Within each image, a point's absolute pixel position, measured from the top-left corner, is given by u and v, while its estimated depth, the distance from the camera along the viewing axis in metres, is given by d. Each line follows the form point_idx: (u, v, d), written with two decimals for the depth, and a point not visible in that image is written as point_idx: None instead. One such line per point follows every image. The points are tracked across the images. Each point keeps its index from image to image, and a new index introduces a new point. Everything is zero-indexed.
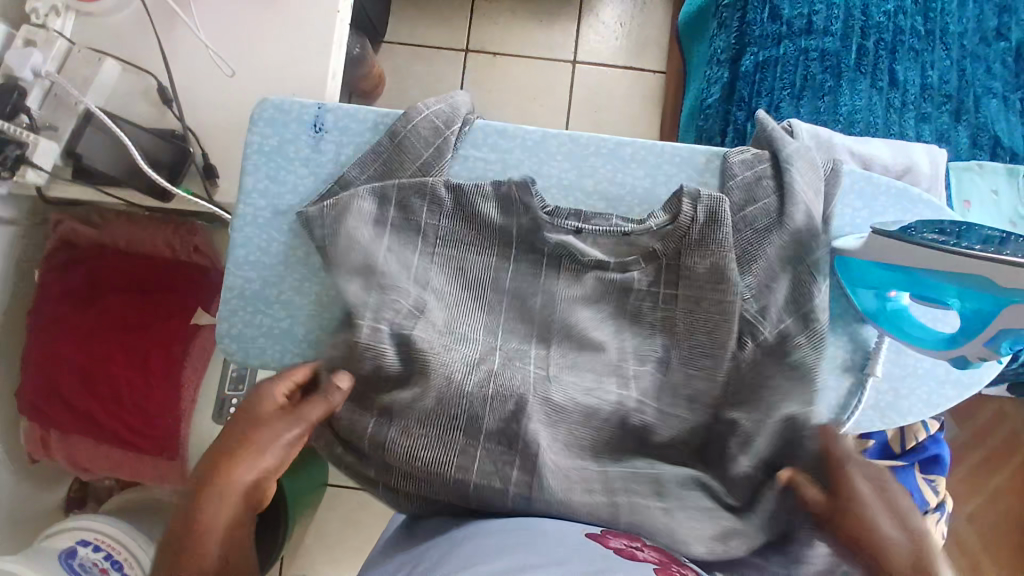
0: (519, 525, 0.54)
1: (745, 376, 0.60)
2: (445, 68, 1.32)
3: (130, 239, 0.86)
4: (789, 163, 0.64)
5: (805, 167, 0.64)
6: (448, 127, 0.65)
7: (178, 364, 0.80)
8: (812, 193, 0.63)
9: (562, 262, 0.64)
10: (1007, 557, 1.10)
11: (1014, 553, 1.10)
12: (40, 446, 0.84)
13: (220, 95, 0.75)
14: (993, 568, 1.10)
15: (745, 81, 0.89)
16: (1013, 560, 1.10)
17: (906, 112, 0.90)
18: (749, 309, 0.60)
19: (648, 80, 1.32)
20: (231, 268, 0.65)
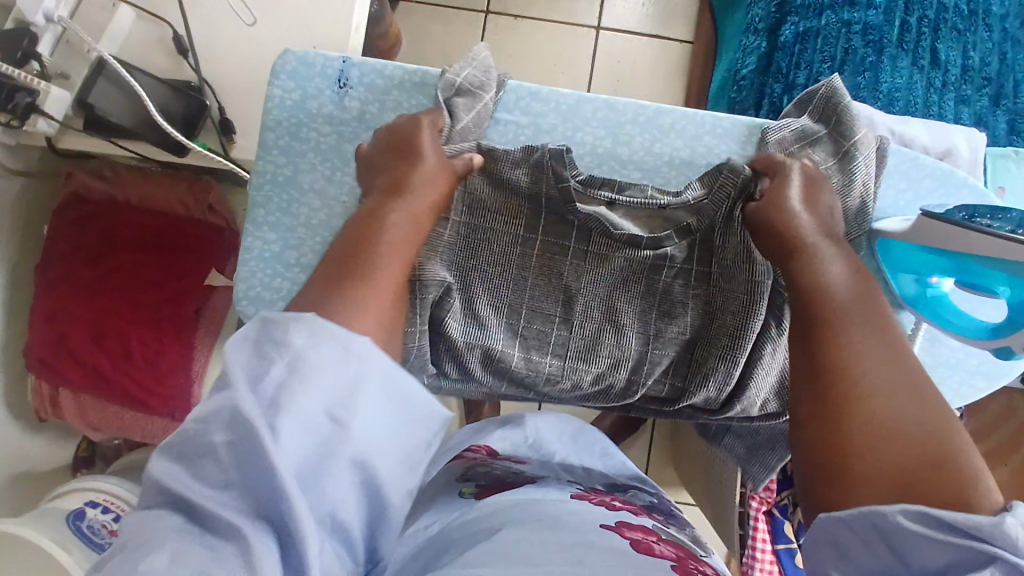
0: (541, 534, 0.53)
1: (769, 369, 0.59)
2: (463, 30, 1.27)
3: (141, 195, 0.83)
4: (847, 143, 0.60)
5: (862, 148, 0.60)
6: (483, 92, 0.63)
7: (190, 322, 0.80)
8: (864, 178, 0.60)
9: (591, 236, 0.62)
10: None
11: None
12: (49, 404, 0.81)
13: (240, 48, 0.72)
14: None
15: (784, 52, 0.86)
16: None
17: (946, 94, 0.87)
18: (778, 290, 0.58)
19: (672, 50, 1.27)
20: (250, 228, 0.63)
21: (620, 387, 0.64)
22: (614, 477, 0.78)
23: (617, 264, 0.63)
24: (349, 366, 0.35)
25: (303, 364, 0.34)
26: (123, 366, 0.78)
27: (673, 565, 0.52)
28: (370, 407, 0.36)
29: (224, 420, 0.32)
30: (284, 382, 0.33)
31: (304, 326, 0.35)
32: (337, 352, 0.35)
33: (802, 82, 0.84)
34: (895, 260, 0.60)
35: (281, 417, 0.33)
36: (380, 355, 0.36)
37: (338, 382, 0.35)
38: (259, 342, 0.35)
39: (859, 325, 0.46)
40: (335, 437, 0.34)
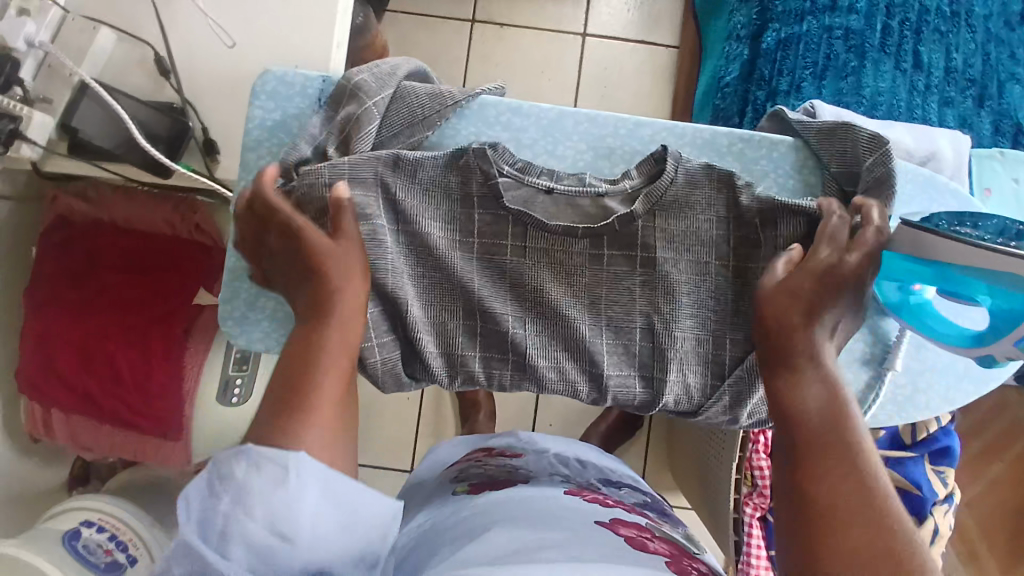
0: (530, 535, 0.53)
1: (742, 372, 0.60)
2: (449, 41, 1.27)
3: (129, 216, 0.84)
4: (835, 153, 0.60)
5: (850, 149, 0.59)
6: (372, 97, 0.60)
7: (178, 345, 0.78)
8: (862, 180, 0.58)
9: (526, 229, 0.61)
10: (1003, 543, 1.13)
11: (1010, 540, 1.12)
12: (41, 426, 0.83)
13: (220, 67, 0.72)
14: (988, 552, 1.12)
15: (766, 59, 0.86)
16: (1008, 547, 1.12)
17: (929, 96, 0.87)
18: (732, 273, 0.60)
19: (659, 55, 1.27)
20: (233, 249, 0.63)
21: (589, 384, 0.62)
22: (608, 474, 0.78)
23: (557, 257, 0.62)
24: (288, 483, 0.38)
25: (243, 492, 0.37)
26: (112, 389, 0.78)
27: (667, 561, 0.53)
28: (312, 518, 0.38)
29: (182, 554, 0.37)
30: (229, 513, 0.37)
31: (244, 456, 0.38)
32: (278, 472, 0.38)
33: (786, 88, 0.84)
34: (881, 270, 0.59)
35: (230, 546, 0.37)
36: (319, 466, 0.39)
37: (277, 504, 0.38)
38: (210, 479, 0.39)
39: (827, 460, 0.45)
40: (283, 550, 0.38)
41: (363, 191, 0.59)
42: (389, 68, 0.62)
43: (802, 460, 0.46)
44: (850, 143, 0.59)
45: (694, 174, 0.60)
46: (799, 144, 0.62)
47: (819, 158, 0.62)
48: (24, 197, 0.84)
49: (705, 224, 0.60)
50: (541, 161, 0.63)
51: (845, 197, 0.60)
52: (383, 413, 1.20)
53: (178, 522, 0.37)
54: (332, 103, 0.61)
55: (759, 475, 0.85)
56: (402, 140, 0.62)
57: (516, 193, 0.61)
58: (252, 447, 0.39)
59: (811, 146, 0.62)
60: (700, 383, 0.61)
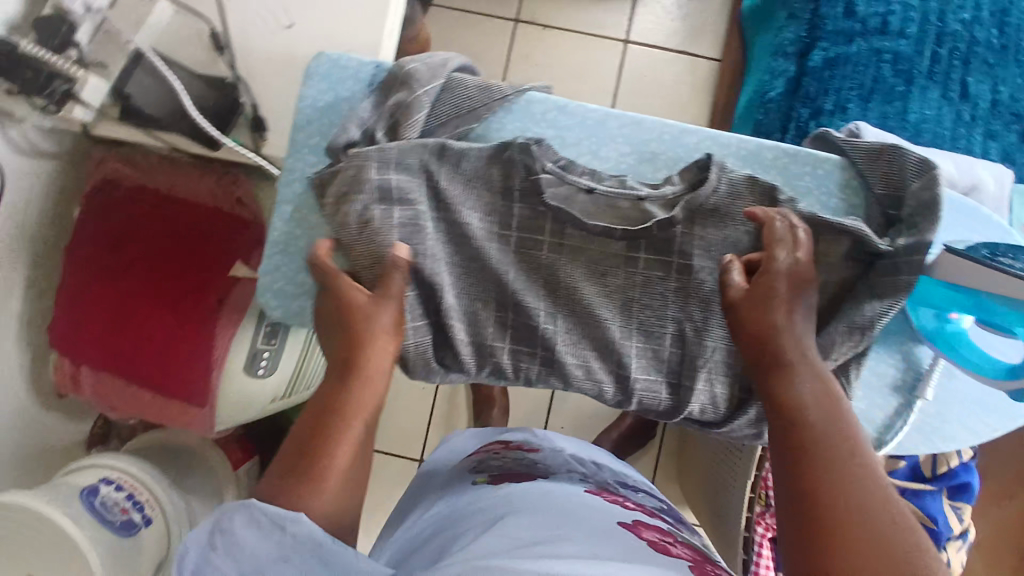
0: (549, 530, 0.54)
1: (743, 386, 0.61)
2: (492, 38, 1.28)
3: (174, 185, 0.86)
4: (880, 175, 0.60)
5: (898, 172, 0.59)
6: (422, 85, 0.61)
7: (213, 315, 0.80)
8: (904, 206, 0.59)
9: (565, 227, 0.62)
10: None
11: None
12: (69, 382, 0.85)
13: (274, 47, 0.73)
14: None
15: (812, 77, 0.86)
16: None
17: (974, 127, 0.86)
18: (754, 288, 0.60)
19: (701, 66, 1.27)
20: (277, 223, 0.64)
21: (615, 386, 0.63)
22: (625, 477, 0.78)
23: (592, 257, 0.62)
24: (280, 543, 0.43)
25: (237, 547, 0.42)
26: (145, 353, 0.79)
27: (689, 564, 0.54)
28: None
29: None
30: (224, 563, 0.42)
31: (243, 511, 0.43)
32: (271, 532, 0.43)
33: (829, 108, 0.84)
34: (915, 295, 0.59)
35: None
36: (309, 533, 0.43)
37: (267, 561, 0.42)
38: (211, 530, 0.43)
39: (832, 462, 0.46)
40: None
41: (407, 177, 0.60)
42: (441, 58, 0.63)
43: (810, 460, 0.47)
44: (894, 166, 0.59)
45: (737, 184, 0.60)
46: (845, 163, 0.62)
47: (863, 178, 0.62)
48: (71, 158, 0.86)
49: (745, 234, 0.60)
50: (584, 160, 0.63)
51: (888, 221, 0.60)
52: (398, 400, 1.21)
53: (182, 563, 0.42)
54: (384, 88, 0.62)
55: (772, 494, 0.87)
56: (448, 129, 0.63)
57: (557, 190, 0.61)
58: (252, 503, 0.43)
59: (854, 165, 0.62)
60: (727, 392, 0.61)
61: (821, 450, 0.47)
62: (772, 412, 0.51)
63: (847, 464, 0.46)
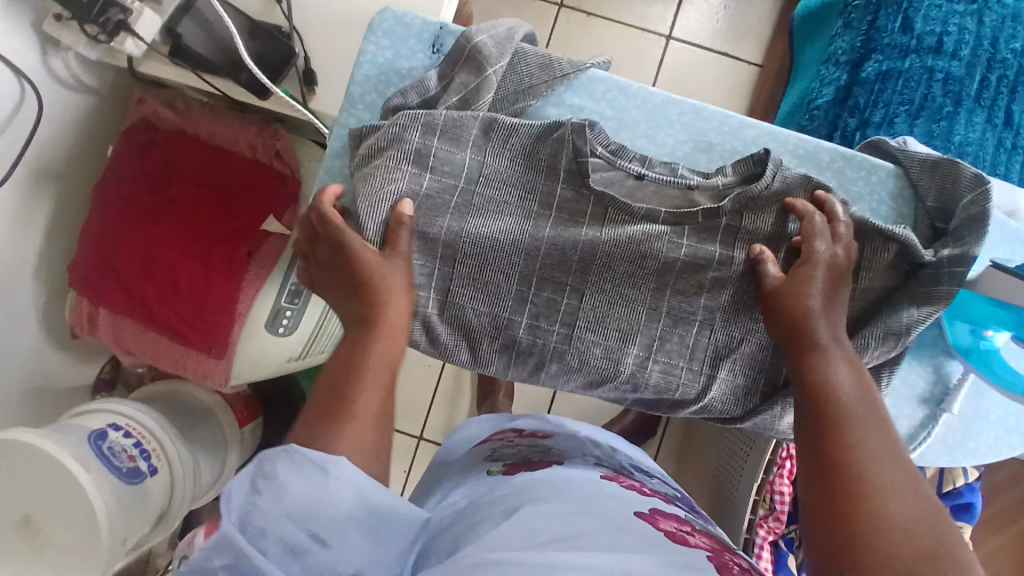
0: (577, 519, 0.54)
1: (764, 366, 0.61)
2: (534, 21, 1.28)
3: (211, 132, 0.84)
4: (941, 187, 0.60)
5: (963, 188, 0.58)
6: (490, 64, 0.60)
7: (239, 265, 0.79)
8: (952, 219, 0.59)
9: (607, 211, 0.60)
10: None
11: None
12: (85, 323, 0.84)
13: (333, 0, 0.72)
14: None
15: (863, 88, 0.86)
16: None
17: (1014, 155, 0.87)
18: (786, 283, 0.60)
19: (741, 70, 1.27)
20: (322, 176, 0.62)
21: (631, 373, 0.62)
22: (639, 462, 0.81)
23: (626, 243, 0.60)
24: (325, 485, 0.41)
25: (283, 490, 0.40)
26: (167, 299, 0.78)
27: (709, 556, 0.53)
28: (346, 520, 0.41)
29: (222, 547, 0.37)
30: (267, 509, 0.39)
31: (286, 456, 0.42)
32: (316, 473, 0.41)
33: (876, 121, 0.84)
34: (955, 307, 0.59)
35: (268, 543, 0.39)
36: (355, 474, 0.42)
37: (313, 501, 0.40)
38: (253, 476, 0.41)
39: (854, 431, 0.46)
40: (317, 551, 0.39)
41: (449, 147, 0.59)
42: (506, 30, 0.62)
43: (832, 432, 0.46)
44: (945, 180, 0.59)
45: (792, 182, 0.59)
46: (899, 173, 0.62)
47: (915, 189, 0.61)
48: (108, 94, 0.85)
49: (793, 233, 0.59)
50: (639, 144, 0.63)
51: (936, 233, 0.60)
52: (406, 374, 1.21)
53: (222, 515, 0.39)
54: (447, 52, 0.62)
55: (778, 499, 0.86)
56: (505, 106, 0.62)
57: (604, 175, 0.61)
58: (294, 448, 0.42)
59: (907, 175, 0.62)
60: (753, 388, 0.62)
61: (856, 423, 0.46)
62: (805, 388, 0.50)
63: (881, 437, 0.46)
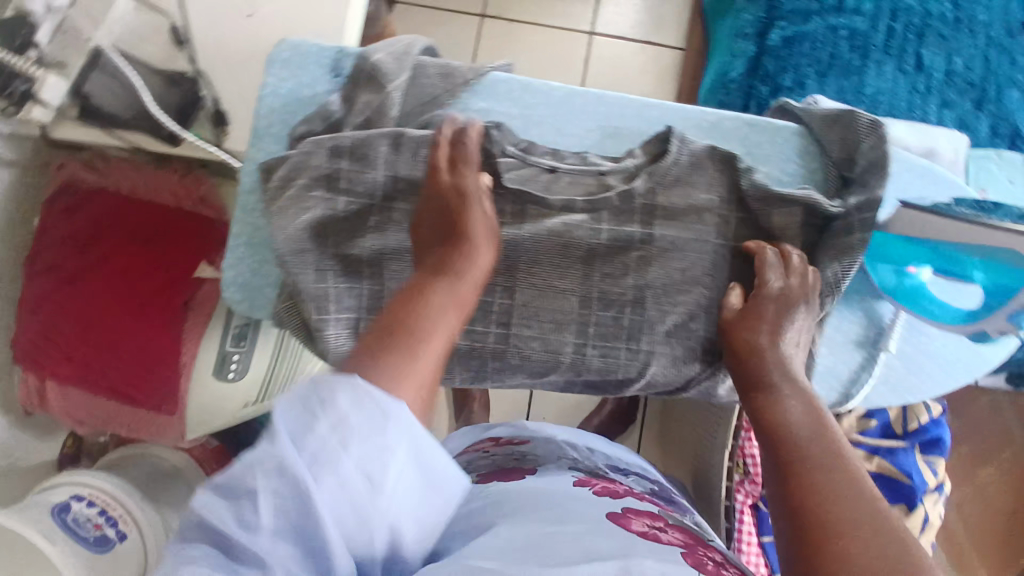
0: (551, 530, 0.54)
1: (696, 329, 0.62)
2: (458, 34, 1.29)
3: (133, 186, 0.83)
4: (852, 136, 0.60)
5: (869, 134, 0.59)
6: (390, 79, 0.60)
7: (178, 317, 0.79)
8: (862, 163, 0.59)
9: (526, 206, 0.61)
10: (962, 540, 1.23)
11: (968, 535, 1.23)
12: (36, 399, 0.83)
13: (233, 39, 0.72)
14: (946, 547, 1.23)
15: (772, 56, 0.88)
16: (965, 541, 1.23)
17: (930, 97, 0.89)
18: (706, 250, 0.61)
19: (666, 56, 1.30)
20: (239, 213, 0.61)
21: (571, 360, 0.63)
22: (616, 460, 0.83)
23: (550, 234, 0.61)
24: (386, 434, 0.37)
25: (345, 426, 0.36)
26: (108, 359, 0.78)
27: (683, 553, 0.54)
28: (401, 474, 0.38)
29: (267, 466, 0.34)
30: (328, 443, 0.35)
31: (352, 388, 0.37)
32: (380, 416, 0.37)
33: (788, 85, 0.87)
34: (874, 252, 0.60)
35: (322, 476, 0.35)
36: (416, 423, 0.39)
37: (375, 446, 0.37)
38: (307, 399, 0.36)
39: (813, 468, 0.43)
40: (367, 497, 0.37)
41: (352, 166, 0.59)
42: (403, 45, 0.62)
43: (791, 470, 0.44)
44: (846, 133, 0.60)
45: (698, 154, 0.61)
46: (803, 131, 0.63)
47: (819, 143, 0.63)
48: (28, 164, 0.84)
49: (705, 201, 0.61)
50: (549, 139, 0.64)
51: (844, 183, 0.61)
52: None
53: (274, 436, 0.35)
54: (349, 74, 0.62)
55: (752, 462, 0.87)
56: (412, 119, 0.61)
57: (519, 172, 0.61)
58: (359, 381, 0.37)
59: (811, 132, 0.63)
60: (693, 367, 0.63)
61: (811, 459, 0.44)
62: (765, 433, 0.48)
63: (843, 476, 0.42)
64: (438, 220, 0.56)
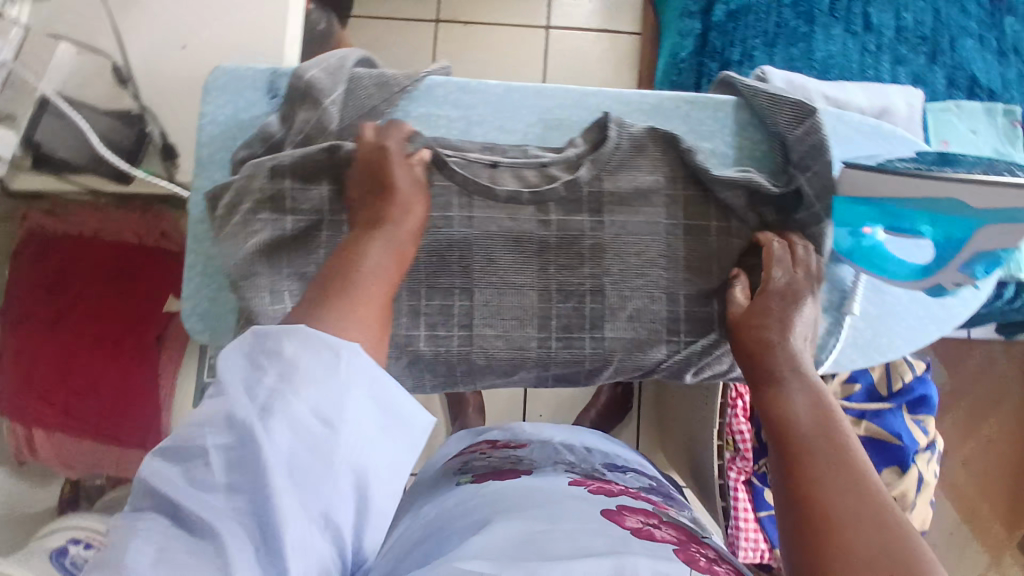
0: (544, 527, 0.54)
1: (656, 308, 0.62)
2: (415, 42, 1.29)
3: (95, 228, 0.83)
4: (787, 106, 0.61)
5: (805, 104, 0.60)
6: (326, 95, 0.60)
7: (151, 350, 0.81)
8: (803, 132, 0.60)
9: (472, 197, 0.61)
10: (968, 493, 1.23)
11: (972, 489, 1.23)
12: (26, 447, 0.80)
13: (173, 71, 0.72)
14: (954, 503, 1.22)
15: (718, 32, 0.88)
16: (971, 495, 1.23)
17: (881, 55, 0.89)
18: (657, 230, 0.62)
19: (623, 42, 1.30)
20: (191, 244, 0.62)
21: (538, 356, 0.63)
22: (614, 459, 0.83)
23: (501, 230, 0.61)
24: (334, 372, 0.39)
25: (290, 368, 0.39)
26: (90, 399, 0.79)
27: (675, 550, 0.54)
28: (355, 408, 0.40)
29: (217, 418, 0.37)
30: (274, 388, 0.38)
31: (295, 338, 0.40)
32: (325, 357, 0.40)
33: (737, 58, 0.87)
34: (833, 216, 0.60)
35: (271, 418, 0.37)
36: (366, 362, 0.41)
37: (323, 384, 0.39)
38: (252, 355, 0.40)
39: (816, 462, 0.43)
40: (323, 434, 0.38)
41: (297, 185, 0.60)
42: (337, 58, 0.62)
43: (795, 464, 0.44)
44: (779, 107, 0.61)
45: (638, 137, 0.61)
46: (742, 103, 0.64)
47: (758, 113, 0.63)
48: None
49: (649, 182, 0.62)
50: (493, 136, 0.64)
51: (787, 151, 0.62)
52: None
53: (223, 389, 0.38)
54: (285, 94, 0.62)
55: (741, 439, 0.87)
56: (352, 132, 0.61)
57: (464, 171, 0.61)
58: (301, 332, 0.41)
59: (750, 103, 0.64)
60: (661, 354, 0.62)
61: (818, 453, 0.44)
62: (770, 428, 0.48)
63: (846, 470, 0.42)
64: (368, 188, 0.56)
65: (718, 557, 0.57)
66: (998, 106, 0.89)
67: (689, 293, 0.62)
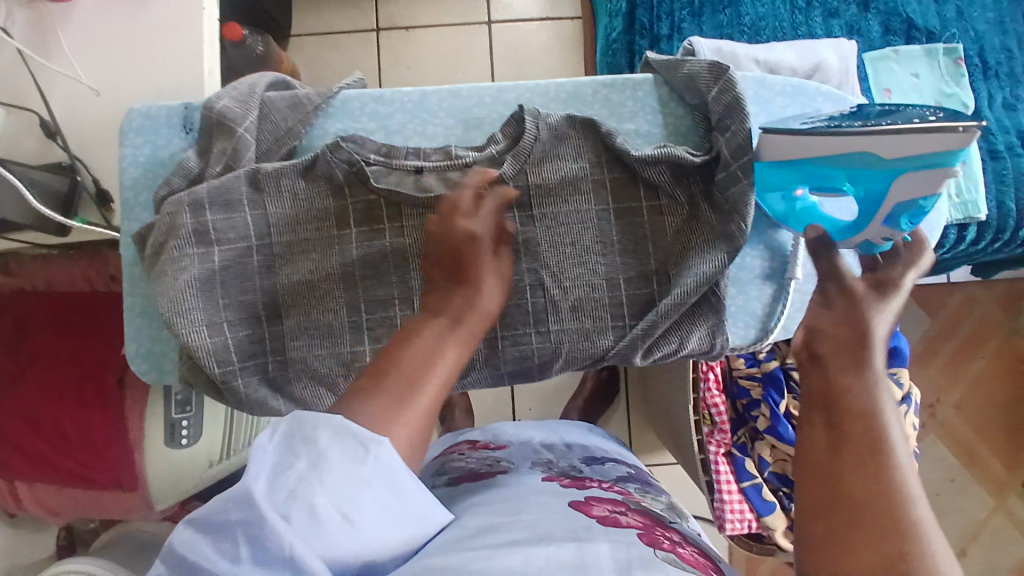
0: (511, 521, 0.53)
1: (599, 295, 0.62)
2: (358, 53, 1.28)
3: (48, 279, 0.86)
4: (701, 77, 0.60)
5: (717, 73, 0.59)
6: (239, 123, 0.60)
7: (115, 397, 0.79)
8: (718, 101, 0.59)
9: (400, 207, 0.61)
10: (962, 436, 1.22)
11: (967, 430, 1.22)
12: (10, 498, 0.84)
13: (97, 118, 0.72)
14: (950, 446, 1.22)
15: (644, 7, 0.86)
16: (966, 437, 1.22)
17: (812, 11, 0.88)
18: (589, 218, 0.62)
19: (567, 27, 1.29)
20: (127, 287, 0.62)
21: (484, 356, 0.63)
22: (593, 453, 0.83)
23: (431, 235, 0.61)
24: (364, 471, 0.38)
25: (323, 461, 0.37)
26: (63, 450, 0.78)
27: (639, 534, 0.54)
28: (374, 507, 0.39)
29: (240, 499, 0.35)
30: (304, 476, 0.37)
31: (330, 425, 0.39)
32: (358, 450, 0.38)
33: (666, 33, 0.85)
34: (758, 182, 0.60)
35: (294, 507, 0.36)
36: (395, 463, 0.40)
37: (351, 480, 0.38)
38: (290, 437, 0.38)
39: (850, 456, 0.42)
40: (343, 532, 0.37)
41: (224, 216, 0.59)
42: (247, 86, 0.62)
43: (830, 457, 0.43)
44: (693, 78, 0.61)
45: (555, 125, 0.61)
46: (659, 81, 0.63)
47: (674, 89, 0.63)
48: None
49: (574, 170, 0.61)
50: (414, 144, 0.63)
51: (708, 123, 0.62)
52: None
53: (251, 469, 0.36)
54: (203, 127, 0.62)
55: (715, 412, 0.85)
56: (273, 155, 0.62)
57: (387, 179, 0.61)
58: (340, 420, 0.39)
59: (666, 80, 0.63)
60: (608, 339, 0.62)
61: (863, 447, 0.42)
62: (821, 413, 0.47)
63: (880, 471, 0.41)
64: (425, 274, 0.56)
65: (683, 540, 0.56)
66: (939, 47, 0.87)
67: (630, 279, 0.62)
